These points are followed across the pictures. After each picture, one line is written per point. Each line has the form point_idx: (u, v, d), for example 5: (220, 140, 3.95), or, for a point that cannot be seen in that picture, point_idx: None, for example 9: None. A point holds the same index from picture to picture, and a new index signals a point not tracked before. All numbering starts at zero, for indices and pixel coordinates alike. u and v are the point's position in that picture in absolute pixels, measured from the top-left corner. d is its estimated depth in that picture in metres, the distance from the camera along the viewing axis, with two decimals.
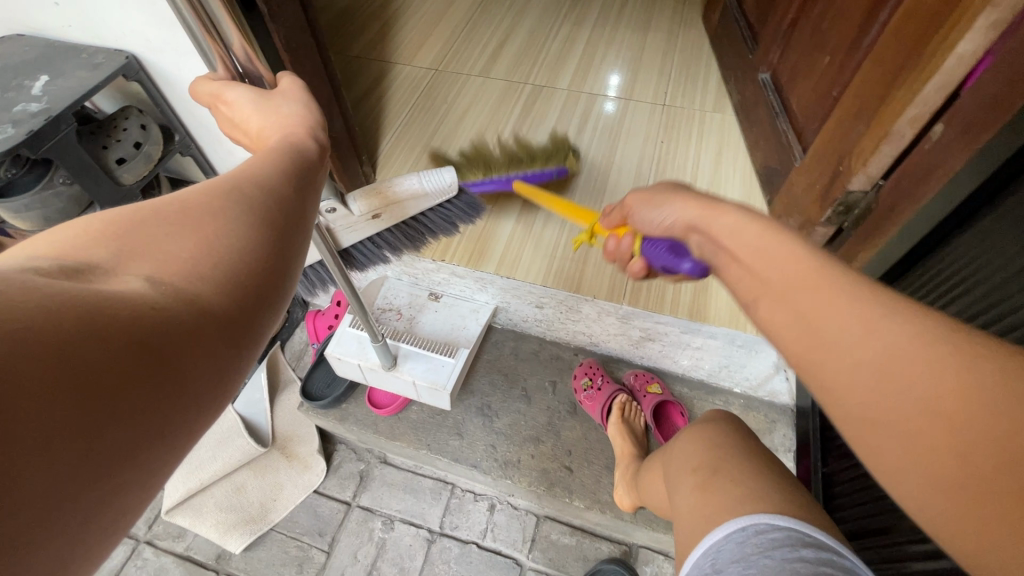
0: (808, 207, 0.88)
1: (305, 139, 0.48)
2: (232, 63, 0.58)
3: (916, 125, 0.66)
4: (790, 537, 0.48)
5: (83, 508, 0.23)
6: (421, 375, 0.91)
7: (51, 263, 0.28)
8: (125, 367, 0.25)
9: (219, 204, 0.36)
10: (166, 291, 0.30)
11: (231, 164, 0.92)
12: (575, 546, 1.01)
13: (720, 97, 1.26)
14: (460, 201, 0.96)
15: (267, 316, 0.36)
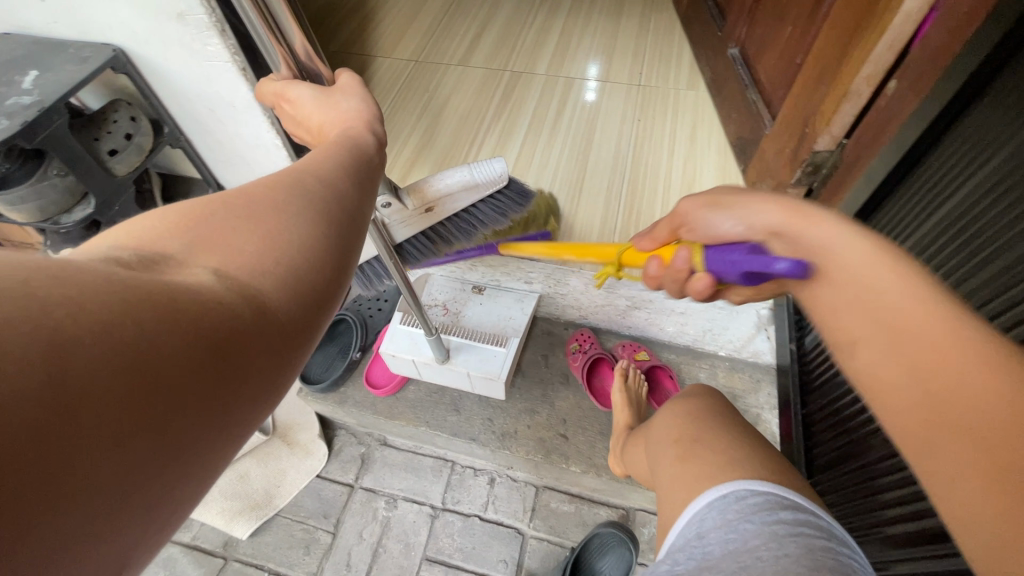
0: (779, 170, 0.92)
1: (364, 133, 0.49)
2: (293, 63, 0.54)
3: (872, 83, 0.70)
4: (769, 501, 0.49)
5: (143, 506, 0.22)
6: (475, 367, 0.94)
7: (130, 253, 0.28)
8: (196, 361, 0.24)
9: (279, 199, 0.35)
10: (231, 285, 0.29)
11: (220, 154, 0.95)
12: (574, 512, 1.04)
13: (693, 76, 1.30)
14: (511, 190, 0.80)
15: (321, 314, 0.35)
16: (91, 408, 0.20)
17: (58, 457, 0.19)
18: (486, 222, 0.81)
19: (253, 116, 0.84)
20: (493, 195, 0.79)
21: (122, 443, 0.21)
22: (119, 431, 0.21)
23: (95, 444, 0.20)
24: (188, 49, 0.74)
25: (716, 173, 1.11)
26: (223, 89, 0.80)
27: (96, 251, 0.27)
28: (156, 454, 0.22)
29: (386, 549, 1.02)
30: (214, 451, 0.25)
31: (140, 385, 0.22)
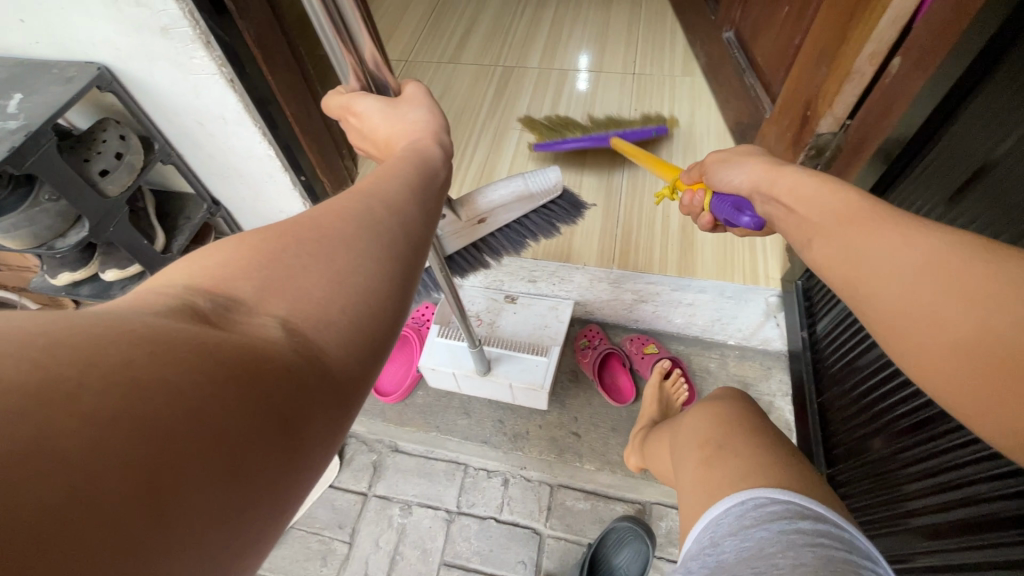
0: (781, 154, 0.91)
1: (429, 146, 0.50)
2: (361, 71, 0.53)
3: (874, 61, 0.69)
4: (788, 510, 0.47)
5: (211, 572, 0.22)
6: (517, 378, 0.94)
7: (206, 298, 0.30)
8: (258, 421, 0.25)
9: (349, 234, 0.36)
10: (295, 339, 0.30)
11: (213, 168, 0.93)
12: (590, 510, 1.01)
13: (688, 61, 1.28)
14: (563, 201, 0.84)
15: (380, 356, 0.35)
16: (167, 479, 0.21)
17: (139, 528, 0.19)
18: (536, 231, 0.84)
19: (244, 128, 0.82)
20: (546, 205, 0.82)
21: (196, 509, 0.21)
22: (193, 500, 0.21)
23: (174, 512, 0.21)
24: (174, 64, 0.73)
25: None
26: (211, 102, 0.78)
27: (173, 299, 0.29)
28: (225, 517, 0.23)
29: (403, 557, 1.02)
30: (279, 508, 0.26)
31: (207, 451, 0.23)
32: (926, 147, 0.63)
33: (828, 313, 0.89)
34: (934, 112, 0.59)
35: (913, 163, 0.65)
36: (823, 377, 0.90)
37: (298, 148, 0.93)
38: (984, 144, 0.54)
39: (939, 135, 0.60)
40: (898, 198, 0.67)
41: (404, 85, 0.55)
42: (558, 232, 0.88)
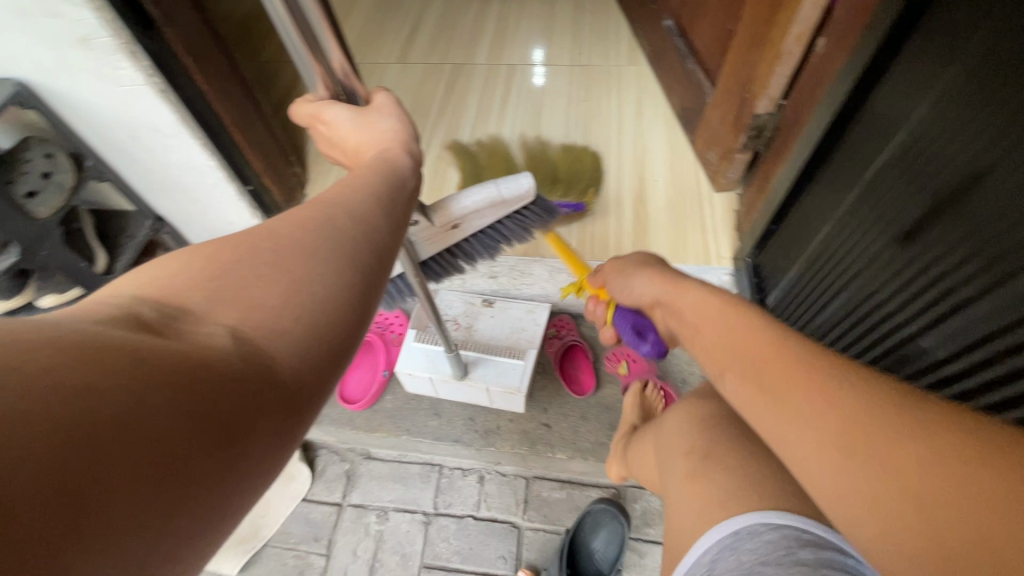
0: (725, 136, 0.93)
1: (400, 155, 0.49)
2: (332, 81, 0.52)
3: (801, 42, 0.71)
4: (786, 537, 0.47)
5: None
6: (494, 381, 0.95)
7: (151, 308, 0.30)
8: (200, 435, 0.25)
9: (307, 243, 0.35)
10: (244, 346, 0.30)
11: (151, 183, 0.90)
12: (567, 498, 1.03)
13: (633, 49, 1.29)
14: (536, 206, 0.80)
15: (339, 367, 0.34)
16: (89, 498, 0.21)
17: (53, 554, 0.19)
18: (511, 236, 0.81)
19: (181, 139, 0.80)
20: (518, 210, 0.79)
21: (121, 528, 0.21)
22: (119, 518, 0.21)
23: (96, 533, 0.20)
24: (97, 75, 0.70)
25: (667, 148, 1.11)
26: (143, 115, 0.76)
27: (116, 310, 0.29)
28: (155, 534, 0.22)
29: (383, 563, 1.01)
30: (222, 514, 0.26)
31: (133, 465, 0.22)
32: (851, 119, 0.65)
33: (778, 283, 0.84)
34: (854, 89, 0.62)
35: (842, 134, 0.67)
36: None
37: (241, 159, 0.90)
38: (898, 116, 0.56)
39: (863, 106, 0.62)
40: (831, 168, 0.69)
41: (375, 92, 0.54)
42: (531, 237, 0.84)
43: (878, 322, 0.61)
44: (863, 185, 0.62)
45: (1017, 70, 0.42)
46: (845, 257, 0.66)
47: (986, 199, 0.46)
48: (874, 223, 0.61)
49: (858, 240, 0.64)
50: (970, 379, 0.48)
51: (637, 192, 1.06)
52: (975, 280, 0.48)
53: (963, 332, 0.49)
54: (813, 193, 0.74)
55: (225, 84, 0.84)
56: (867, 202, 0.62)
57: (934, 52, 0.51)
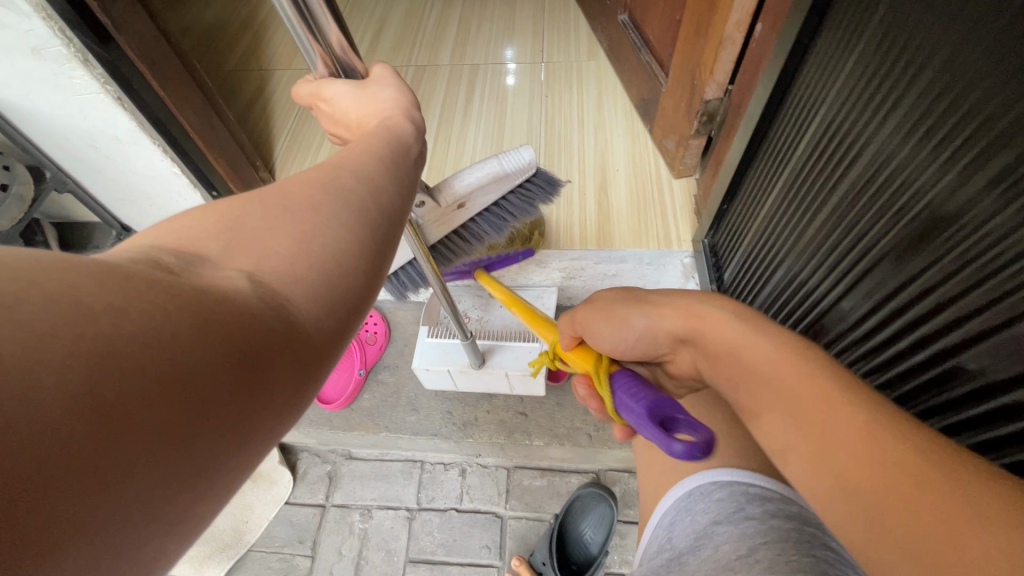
0: (679, 124, 0.96)
1: (401, 122, 0.49)
2: (330, 56, 0.51)
3: (740, 28, 0.75)
4: (734, 494, 0.47)
5: (169, 508, 0.22)
6: (512, 366, 0.95)
7: (172, 256, 0.30)
8: (229, 376, 0.25)
9: (316, 201, 0.36)
10: (266, 294, 0.30)
11: (115, 193, 0.90)
12: (548, 486, 1.05)
13: (592, 45, 1.33)
14: (538, 179, 0.81)
15: (353, 324, 0.35)
16: (124, 429, 0.21)
17: (84, 488, 0.19)
18: (515, 213, 0.82)
19: (143, 146, 0.81)
20: (522, 184, 0.80)
21: (152, 460, 0.22)
22: (152, 450, 0.22)
23: (128, 463, 0.21)
24: (51, 85, 0.70)
25: (626, 138, 1.14)
26: (101, 123, 0.76)
27: (138, 255, 0.29)
28: (182, 472, 0.23)
29: (368, 561, 1.02)
30: (243, 458, 0.26)
31: (163, 401, 0.22)
32: (787, 92, 0.68)
33: (732, 260, 0.87)
34: (787, 65, 0.66)
35: (779, 107, 0.71)
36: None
37: (206, 164, 0.91)
38: (821, 86, 0.60)
39: (796, 80, 0.66)
40: (774, 140, 0.73)
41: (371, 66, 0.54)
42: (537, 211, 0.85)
43: (810, 291, 0.65)
44: (799, 153, 0.66)
45: (908, 39, 0.46)
46: (785, 223, 0.70)
47: (885, 166, 0.51)
48: (806, 188, 0.64)
49: (794, 209, 0.68)
50: (888, 329, 0.52)
51: (599, 182, 1.09)
52: (880, 242, 0.52)
53: (875, 291, 0.53)
54: (759, 165, 0.78)
55: (184, 89, 0.84)
56: (801, 169, 0.66)
57: (844, 30, 0.55)
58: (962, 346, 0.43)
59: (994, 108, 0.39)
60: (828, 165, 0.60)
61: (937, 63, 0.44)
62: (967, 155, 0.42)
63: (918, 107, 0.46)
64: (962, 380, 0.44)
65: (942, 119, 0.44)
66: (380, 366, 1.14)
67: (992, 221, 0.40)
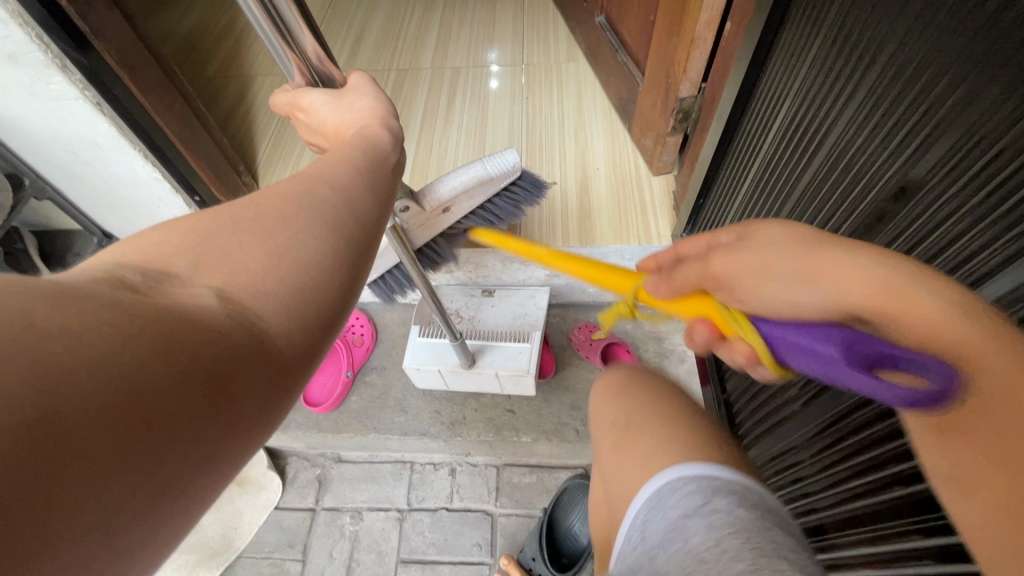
0: (655, 122, 0.99)
1: (379, 131, 0.49)
2: (307, 68, 0.52)
3: (711, 27, 0.77)
4: (702, 490, 0.43)
5: (138, 525, 0.23)
6: (502, 366, 0.96)
7: (137, 273, 0.30)
8: (197, 394, 0.26)
9: (287, 213, 0.36)
10: (232, 311, 0.31)
11: (94, 200, 0.90)
12: (537, 482, 1.06)
13: (572, 47, 1.35)
14: (523, 181, 0.83)
15: (325, 337, 0.35)
16: (89, 450, 0.22)
17: (48, 509, 0.20)
18: (501, 216, 0.84)
19: (123, 152, 0.81)
20: (507, 187, 0.82)
21: (122, 476, 0.22)
22: (121, 468, 0.22)
23: (100, 481, 0.21)
24: (28, 92, 0.70)
25: (606, 138, 1.16)
26: (80, 129, 0.76)
27: (104, 273, 0.29)
28: (151, 485, 0.23)
29: (359, 563, 1.02)
30: (215, 473, 0.26)
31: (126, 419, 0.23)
32: (753, 86, 0.72)
33: None
34: (752, 61, 0.69)
35: (747, 100, 0.74)
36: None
37: (188, 169, 0.91)
38: (787, 75, 0.63)
39: (762, 73, 0.69)
40: (745, 131, 0.76)
41: (350, 74, 0.55)
42: (522, 213, 0.88)
43: None
44: (770, 140, 0.69)
45: (869, 25, 0.50)
46: (759, 209, 0.73)
47: (847, 150, 0.55)
48: (781, 172, 0.67)
49: (769, 193, 0.70)
50: None
51: (580, 181, 1.11)
52: (847, 224, 0.56)
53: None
54: (733, 158, 0.81)
55: (164, 94, 0.84)
56: (774, 155, 0.69)
57: (804, 29, 0.59)
58: None
59: (943, 92, 0.43)
60: (799, 148, 0.63)
61: (896, 45, 0.47)
62: (927, 126, 0.45)
63: (881, 86, 0.49)
64: None
65: (897, 105, 0.48)
66: (367, 368, 1.14)
67: (945, 198, 0.44)
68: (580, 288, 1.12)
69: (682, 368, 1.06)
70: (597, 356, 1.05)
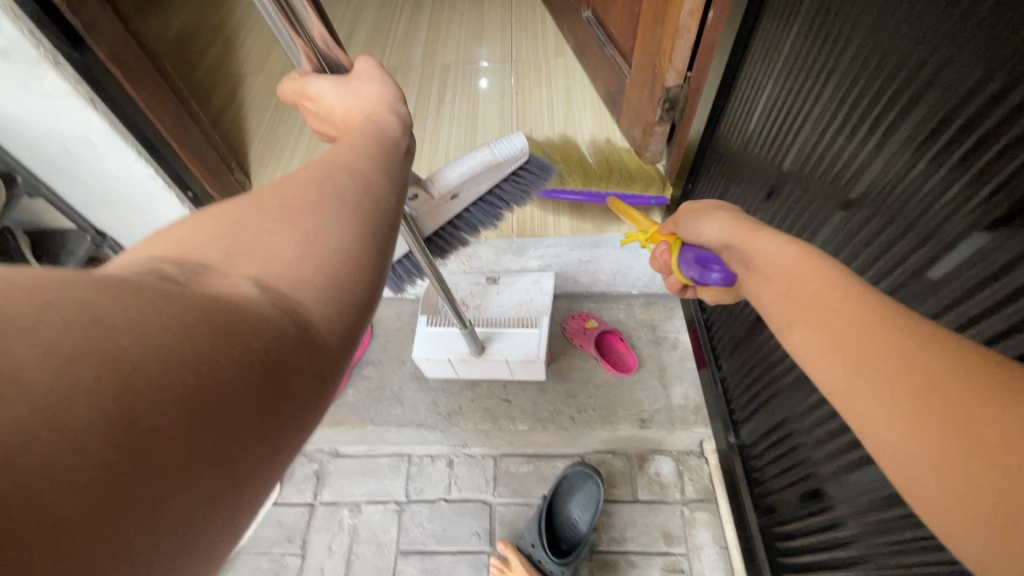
0: (643, 112, 1.01)
1: (387, 116, 0.49)
2: (313, 52, 0.53)
3: (695, 17, 0.79)
4: None
5: (207, 524, 0.23)
6: (512, 352, 0.97)
7: (171, 266, 0.29)
8: (251, 389, 0.25)
9: (313, 202, 0.35)
10: (275, 300, 0.30)
11: (87, 196, 0.90)
12: (534, 471, 1.07)
13: (560, 42, 1.37)
14: (531, 165, 0.84)
15: (364, 321, 0.34)
16: (155, 454, 0.21)
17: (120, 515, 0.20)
18: (510, 200, 0.86)
19: (116, 148, 0.81)
20: (515, 171, 0.83)
21: (186, 479, 0.22)
22: (186, 472, 0.22)
23: (166, 481, 0.21)
24: (22, 88, 0.71)
25: (595, 130, 1.18)
26: (73, 127, 0.77)
27: (139, 268, 0.28)
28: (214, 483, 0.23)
29: (359, 555, 1.02)
30: (272, 466, 0.26)
31: (187, 420, 0.22)
32: (736, 69, 0.74)
33: None
34: (736, 44, 0.71)
35: (730, 82, 0.76)
36: (716, 336, 0.99)
37: (181, 165, 0.92)
38: (767, 56, 0.66)
39: (744, 57, 0.72)
40: (729, 113, 0.78)
41: (356, 58, 0.55)
42: (529, 197, 0.89)
43: None
44: (752, 119, 0.72)
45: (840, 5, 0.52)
46: (745, 185, 0.75)
47: (826, 125, 0.57)
48: (763, 149, 0.70)
49: (754, 170, 0.73)
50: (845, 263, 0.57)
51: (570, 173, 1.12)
52: (826, 204, 0.59)
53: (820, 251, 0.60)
54: (719, 139, 0.83)
55: (154, 89, 0.84)
56: (756, 133, 0.71)
57: (782, 12, 0.61)
58: (916, 269, 0.48)
59: (913, 66, 0.45)
60: (779, 126, 0.65)
61: (867, 23, 0.49)
62: (900, 99, 0.47)
63: (854, 62, 0.52)
64: (917, 302, 0.48)
65: (868, 89, 0.50)
66: (363, 362, 1.14)
67: (914, 174, 0.47)
68: (573, 278, 1.14)
69: (674, 354, 1.08)
70: (590, 343, 1.05)
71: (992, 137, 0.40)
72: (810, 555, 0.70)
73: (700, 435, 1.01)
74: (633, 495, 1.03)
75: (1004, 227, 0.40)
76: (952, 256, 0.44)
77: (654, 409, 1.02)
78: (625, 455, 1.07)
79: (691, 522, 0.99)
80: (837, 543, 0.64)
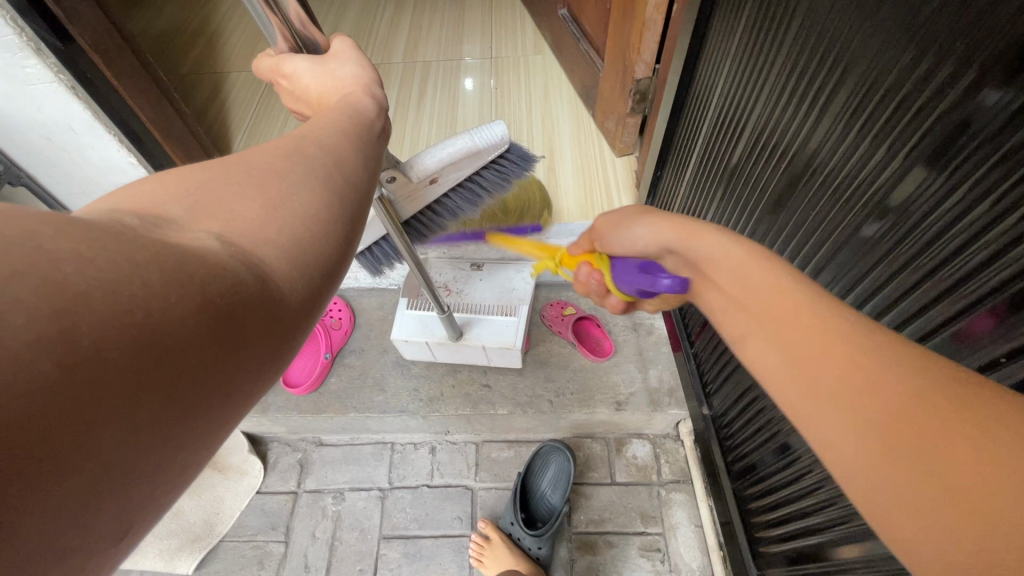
0: (616, 105, 1.04)
1: (362, 99, 0.51)
2: (289, 30, 0.54)
3: (660, 10, 0.83)
4: None
5: (155, 451, 0.24)
6: (489, 339, 1.00)
7: (134, 218, 0.29)
8: (208, 327, 0.27)
9: (281, 168, 0.36)
10: (235, 253, 0.31)
11: (68, 183, 0.91)
12: (515, 456, 1.10)
13: (538, 40, 1.40)
14: (512, 154, 0.84)
15: (326, 286, 0.36)
16: (108, 380, 0.22)
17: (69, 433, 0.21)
18: (490, 188, 0.86)
19: (97, 136, 0.83)
20: (496, 160, 0.84)
21: (138, 405, 0.23)
22: (137, 398, 0.23)
23: (113, 405, 0.22)
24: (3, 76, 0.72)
25: (572, 124, 1.22)
26: (55, 114, 0.78)
27: (101, 216, 0.29)
28: (165, 413, 0.24)
29: (342, 541, 1.04)
30: (224, 408, 0.28)
31: (140, 351, 0.23)
32: (697, 50, 0.77)
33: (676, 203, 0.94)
34: (696, 24, 0.74)
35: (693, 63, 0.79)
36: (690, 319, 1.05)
37: (161, 154, 0.93)
38: (724, 33, 0.69)
39: (705, 36, 0.75)
40: (693, 91, 0.82)
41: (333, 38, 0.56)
42: (512, 185, 0.90)
43: (736, 210, 0.74)
44: (714, 93, 0.75)
45: None
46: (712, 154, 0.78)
47: (778, 91, 0.60)
48: (725, 119, 0.73)
49: (718, 141, 0.76)
50: (801, 219, 0.60)
51: (548, 164, 1.15)
52: (781, 166, 0.62)
53: (778, 208, 0.64)
54: (686, 117, 0.86)
55: (135, 79, 0.85)
56: (717, 106, 0.74)
57: None
58: (861, 220, 0.51)
59: (849, 33, 0.49)
60: (738, 96, 0.69)
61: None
62: (839, 64, 0.50)
63: (800, 31, 0.55)
64: (864, 249, 0.52)
65: (813, 56, 0.54)
66: (346, 351, 1.16)
67: (846, 143, 0.51)
68: None
69: (650, 339, 1.11)
70: (568, 328, 1.08)
71: (904, 103, 0.45)
72: (784, 510, 0.74)
73: (676, 417, 1.04)
74: (611, 477, 1.05)
75: (921, 181, 0.45)
76: (880, 214, 0.49)
77: (630, 393, 1.05)
78: (604, 440, 1.10)
79: (667, 503, 1.02)
80: (801, 495, 0.69)
